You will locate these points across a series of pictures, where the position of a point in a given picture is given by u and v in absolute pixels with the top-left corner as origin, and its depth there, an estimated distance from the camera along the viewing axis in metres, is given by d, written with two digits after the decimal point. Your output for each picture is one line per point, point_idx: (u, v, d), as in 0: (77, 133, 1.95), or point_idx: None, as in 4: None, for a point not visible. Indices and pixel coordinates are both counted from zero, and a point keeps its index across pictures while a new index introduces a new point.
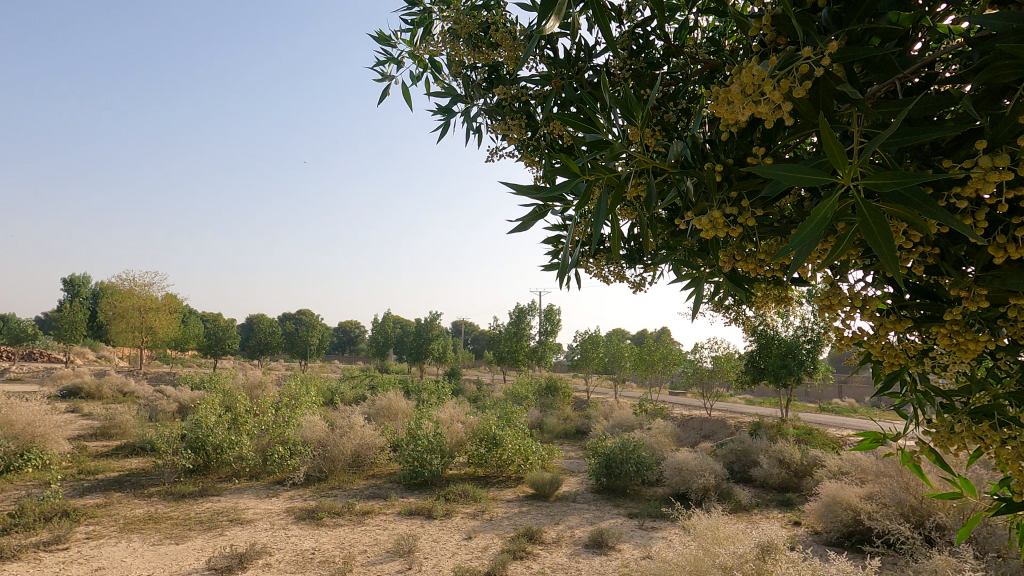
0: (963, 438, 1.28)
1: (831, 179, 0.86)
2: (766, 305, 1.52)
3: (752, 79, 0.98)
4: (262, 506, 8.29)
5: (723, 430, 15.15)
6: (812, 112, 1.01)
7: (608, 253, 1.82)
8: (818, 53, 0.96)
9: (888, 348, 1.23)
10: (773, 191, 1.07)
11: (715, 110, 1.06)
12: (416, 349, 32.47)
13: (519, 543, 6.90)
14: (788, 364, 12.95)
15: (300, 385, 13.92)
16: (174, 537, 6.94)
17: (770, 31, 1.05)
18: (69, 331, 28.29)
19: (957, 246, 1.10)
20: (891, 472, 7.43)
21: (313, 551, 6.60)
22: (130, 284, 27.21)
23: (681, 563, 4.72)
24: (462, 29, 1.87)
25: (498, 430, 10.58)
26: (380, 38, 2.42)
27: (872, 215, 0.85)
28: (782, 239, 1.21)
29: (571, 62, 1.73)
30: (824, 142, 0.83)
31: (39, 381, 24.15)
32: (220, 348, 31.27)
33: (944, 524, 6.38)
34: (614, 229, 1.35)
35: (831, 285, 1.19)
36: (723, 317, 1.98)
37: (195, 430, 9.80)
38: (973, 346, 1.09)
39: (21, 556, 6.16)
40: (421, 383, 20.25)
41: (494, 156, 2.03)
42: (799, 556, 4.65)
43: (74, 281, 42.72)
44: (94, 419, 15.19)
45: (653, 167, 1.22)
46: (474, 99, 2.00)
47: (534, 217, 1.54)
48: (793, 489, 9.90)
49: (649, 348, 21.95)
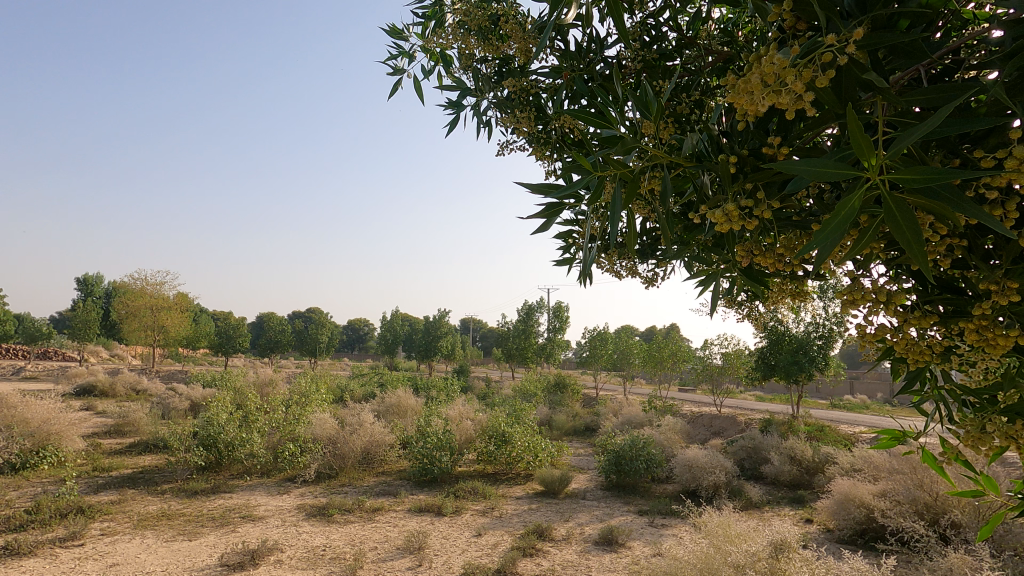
0: (993, 437, 1.25)
1: (857, 172, 0.83)
2: (781, 301, 1.47)
3: (775, 68, 0.94)
4: (274, 502, 8.35)
5: (734, 426, 15.01)
6: (836, 102, 0.97)
7: (620, 248, 1.78)
8: (842, 40, 0.92)
9: (912, 344, 1.17)
10: (796, 186, 1.03)
11: (735, 100, 1.01)
12: (426, 347, 32.57)
13: (529, 540, 6.88)
14: (799, 361, 12.82)
15: (311, 384, 13.99)
16: (188, 533, 7.01)
17: (791, 16, 1.01)
18: (83, 330, 28.50)
19: (983, 238, 1.06)
20: (905, 469, 7.33)
21: (324, 548, 6.64)
22: (142, 283, 27.42)
23: (691, 561, 4.70)
24: (472, 20, 1.82)
25: (507, 428, 10.61)
26: (392, 32, 2.40)
27: (899, 210, 0.81)
28: (804, 234, 1.19)
29: (582, 54, 1.68)
30: (851, 131, 0.79)
31: (55, 379, 24.47)
32: (231, 347, 31.30)
33: (960, 522, 6.30)
34: (630, 225, 1.28)
35: (853, 280, 1.14)
36: (735, 311, 1.92)
37: (207, 428, 9.88)
38: (1003, 342, 1.03)
39: (38, 552, 6.24)
40: (430, 381, 20.12)
41: (504, 150, 1.96)
42: (813, 555, 4.59)
43: (88, 281, 43.50)
44: (107, 417, 15.38)
45: (669, 161, 1.18)
46: (484, 93, 1.95)
47: (549, 217, 1.49)
48: (805, 486, 9.81)
49: (659, 345, 21.85)
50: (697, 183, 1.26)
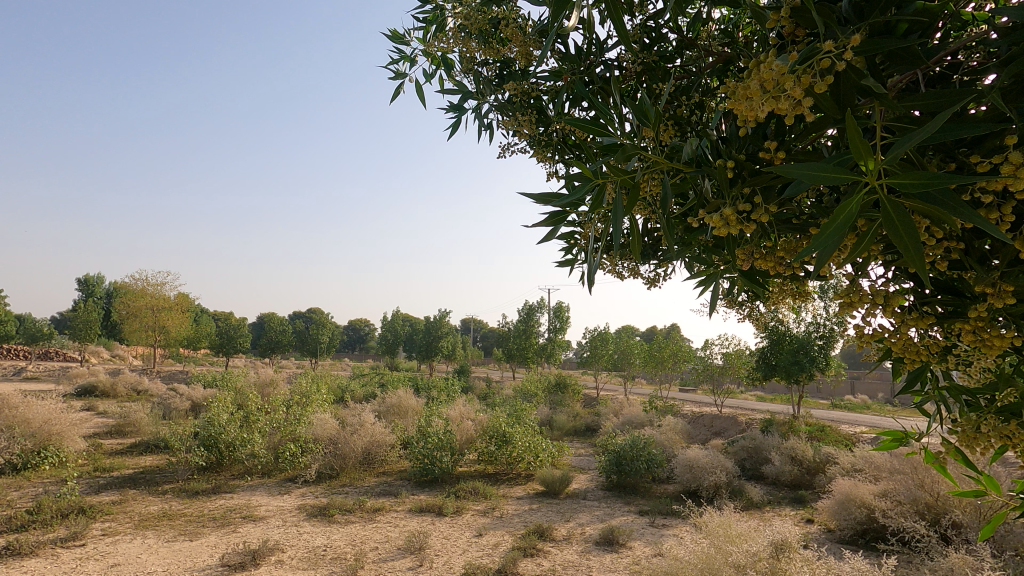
0: (988, 437, 1.25)
1: (855, 178, 0.83)
2: (780, 301, 1.46)
3: (773, 75, 0.94)
4: (274, 503, 8.35)
5: (734, 427, 15.00)
6: (834, 108, 0.97)
7: (622, 249, 1.78)
8: (839, 47, 0.92)
9: (910, 345, 1.18)
10: (794, 191, 1.03)
11: (734, 106, 1.02)
12: (426, 347, 32.56)
13: (530, 540, 6.89)
14: (800, 361, 12.81)
15: (311, 385, 13.99)
16: (189, 533, 7.01)
17: (789, 22, 1.01)
18: (84, 331, 28.51)
19: (982, 240, 1.06)
20: (905, 469, 7.33)
21: (325, 548, 6.64)
22: (142, 283, 27.42)
23: (692, 561, 4.67)
24: (473, 24, 1.83)
25: (508, 428, 10.61)
26: (393, 36, 2.40)
27: (897, 214, 0.81)
28: (802, 237, 1.19)
29: (581, 56, 1.67)
30: (850, 136, 0.80)
31: (56, 380, 24.44)
32: (232, 348, 31.29)
33: (961, 522, 6.30)
34: (631, 229, 1.28)
35: (850, 282, 1.15)
36: (735, 312, 1.92)
37: (208, 428, 9.89)
38: (1000, 343, 1.04)
39: (39, 552, 6.26)
40: (430, 381, 20.12)
41: (505, 153, 1.97)
42: (814, 554, 4.59)
43: (89, 281, 43.53)
44: (108, 417, 15.41)
45: (668, 166, 1.18)
46: (485, 96, 1.96)
47: (552, 224, 1.49)
48: (805, 486, 9.80)
49: (659, 346, 21.84)
50: (698, 188, 1.26)
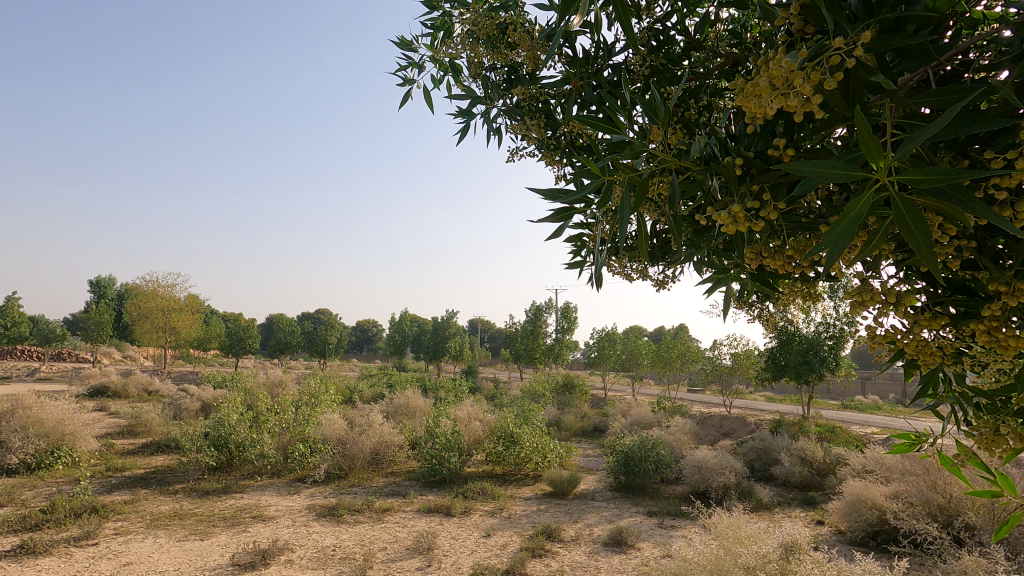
0: (1005, 440, 1.24)
1: (865, 174, 0.83)
2: (791, 302, 1.45)
3: (782, 71, 0.95)
4: (284, 503, 8.41)
5: (743, 428, 14.90)
6: (845, 105, 0.97)
7: (631, 251, 1.77)
8: (849, 43, 0.93)
9: (923, 345, 1.17)
10: (804, 189, 1.03)
11: (743, 104, 1.02)
12: (434, 348, 32.64)
13: (538, 541, 6.90)
14: (809, 361, 12.72)
15: (320, 385, 14.09)
16: (200, 533, 7.08)
17: (797, 20, 1.02)
18: (95, 332, 28.83)
19: (993, 239, 1.06)
20: (918, 471, 7.26)
21: (334, 548, 6.68)
22: (153, 284, 27.71)
23: (701, 562, 4.65)
24: (480, 30, 1.84)
25: (515, 428, 10.61)
26: (402, 44, 2.41)
27: (908, 210, 0.81)
28: (813, 235, 1.19)
29: (588, 60, 1.68)
30: (860, 133, 0.79)
31: (68, 381, 24.73)
32: (241, 348, 31.53)
33: (974, 525, 6.23)
34: (639, 228, 1.28)
35: (862, 281, 1.14)
36: (746, 314, 1.91)
37: (218, 428, 9.99)
38: (1014, 344, 1.03)
39: (53, 551, 6.34)
40: (438, 381, 20.21)
41: (514, 156, 1.96)
42: (824, 556, 4.56)
43: (102, 282, 44.04)
44: (121, 417, 15.61)
45: (678, 164, 1.17)
46: (493, 100, 1.96)
47: (558, 222, 1.50)
48: (815, 487, 9.71)
49: (667, 346, 21.75)
50: (707, 187, 1.26)
